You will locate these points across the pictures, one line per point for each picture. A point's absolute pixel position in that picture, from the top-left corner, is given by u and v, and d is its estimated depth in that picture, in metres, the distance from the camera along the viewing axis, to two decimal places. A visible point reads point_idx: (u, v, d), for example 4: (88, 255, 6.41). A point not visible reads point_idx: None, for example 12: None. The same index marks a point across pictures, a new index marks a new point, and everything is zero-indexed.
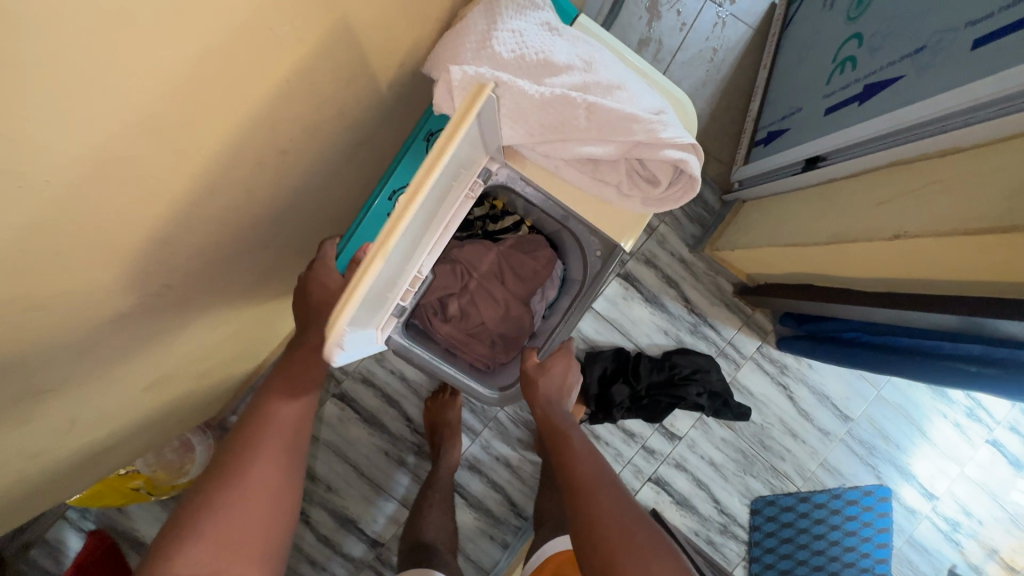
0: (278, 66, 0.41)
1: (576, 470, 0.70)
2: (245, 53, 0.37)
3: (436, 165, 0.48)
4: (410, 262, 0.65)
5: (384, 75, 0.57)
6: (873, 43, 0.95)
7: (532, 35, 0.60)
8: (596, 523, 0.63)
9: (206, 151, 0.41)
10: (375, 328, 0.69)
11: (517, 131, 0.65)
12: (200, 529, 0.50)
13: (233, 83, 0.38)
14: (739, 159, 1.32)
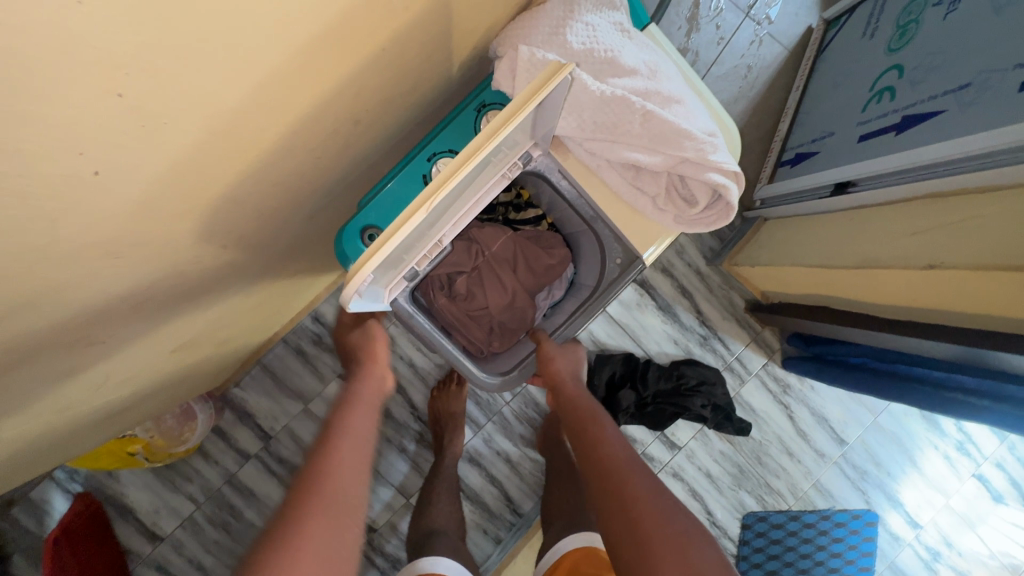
0: (379, 32, 0.40)
1: (608, 452, 0.64)
2: (359, 15, 0.36)
3: (498, 134, 0.49)
4: (434, 229, 0.61)
5: (458, 54, 0.56)
6: (914, 76, 0.97)
7: (605, 34, 0.59)
8: (631, 504, 0.56)
9: (298, 112, 0.40)
10: (384, 287, 0.63)
11: (568, 124, 0.63)
12: (312, 510, 0.49)
13: (342, 45, 0.38)
14: (764, 177, 1.33)
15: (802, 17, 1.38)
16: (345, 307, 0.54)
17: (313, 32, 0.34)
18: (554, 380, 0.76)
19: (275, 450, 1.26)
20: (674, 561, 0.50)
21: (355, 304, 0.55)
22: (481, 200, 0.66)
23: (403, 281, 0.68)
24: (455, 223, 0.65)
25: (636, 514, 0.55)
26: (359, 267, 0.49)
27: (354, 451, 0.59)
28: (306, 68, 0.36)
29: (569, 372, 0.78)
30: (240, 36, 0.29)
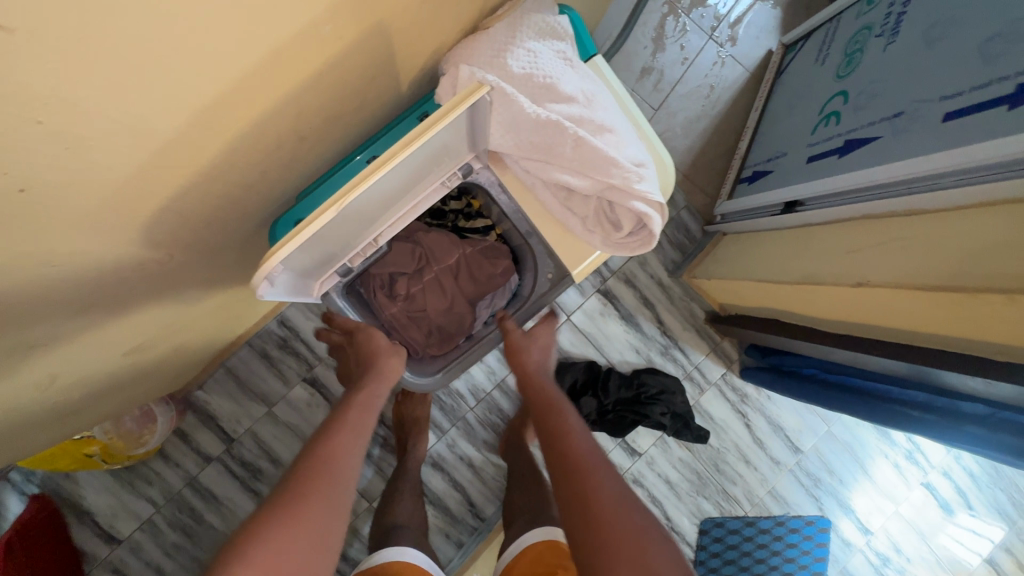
0: (314, 60, 0.43)
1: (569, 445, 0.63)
2: (288, 46, 0.39)
3: (415, 141, 0.51)
4: (361, 225, 0.62)
5: (404, 75, 0.59)
6: (857, 102, 1.03)
7: (546, 60, 0.63)
8: (587, 502, 0.56)
9: (234, 128, 0.43)
10: (312, 275, 0.63)
11: (506, 141, 0.66)
12: (303, 490, 0.52)
13: (272, 71, 0.40)
14: (724, 193, 1.38)
15: (763, 40, 1.44)
16: (260, 297, 0.53)
17: (236, 56, 0.36)
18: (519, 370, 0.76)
19: (237, 452, 1.26)
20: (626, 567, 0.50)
21: (269, 295, 0.54)
22: (416, 206, 0.68)
23: (335, 275, 0.67)
24: (389, 223, 0.67)
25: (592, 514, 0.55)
26: (269, 256, 0.49)
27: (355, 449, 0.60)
28: (232, 88, 0.38)
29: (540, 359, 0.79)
30: (155, 61, 0.31)
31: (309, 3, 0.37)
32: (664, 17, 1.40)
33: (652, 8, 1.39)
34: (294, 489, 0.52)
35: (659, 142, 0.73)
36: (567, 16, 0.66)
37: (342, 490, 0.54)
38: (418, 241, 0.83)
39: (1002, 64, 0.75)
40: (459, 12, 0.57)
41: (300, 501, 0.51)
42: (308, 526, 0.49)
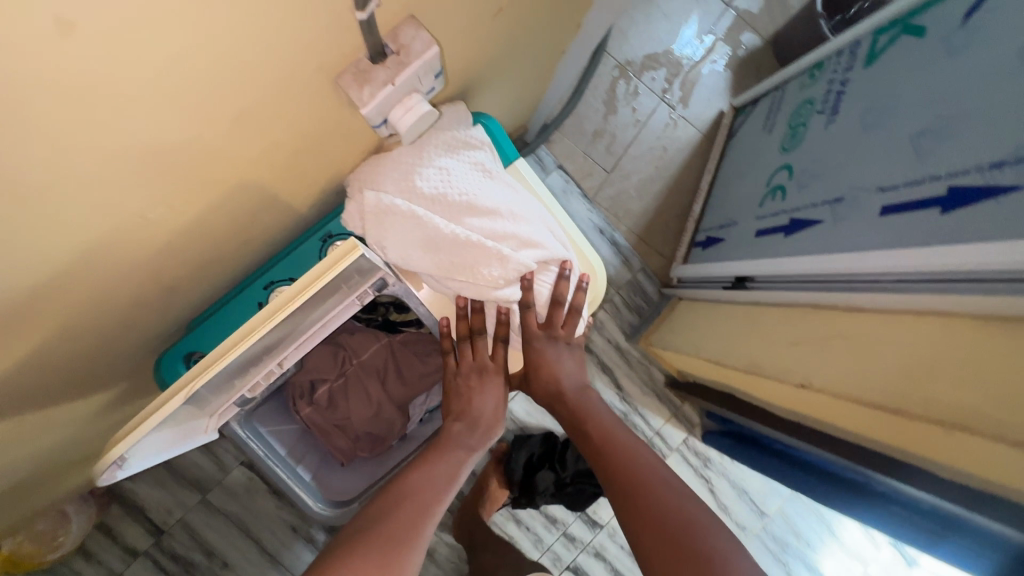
0: (152, 218, 0.39)
1: (645, 496, 0.57)
2: (103, 221, 0.35)
3: (276, 315, 0.46)
4: (253, 362, 0.56)
5: (297, 199, 0.55)
6: (801, 179, 1.02)
7: (460, 177, 0.59)
8: (655, 532, 0.53)
9: (63, 293, 0.38)
10: (202, 417, 0.57)
11: (425, 263, 0.59)
12: (376, 536, 0.51)
13: (90, 243, 0.36)
14: (680, 256, 1.36)
15: (714, 102, 1.45)
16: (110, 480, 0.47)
17: (30, 243, 0.32)
18: (558, 388, 0.70)
19: (167, 546, 1.17)
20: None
21: (125, 477, 0.49)
22: (326, 324, 0.63)
23: (234, 406, 0.62)
24: (294, 346, 0.61)
25: (658, 545, 0.52)
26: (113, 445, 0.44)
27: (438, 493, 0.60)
28: (38, 266, 0.34)
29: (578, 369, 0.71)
30: None
31: (119, 181, 0.33)
32: (616, 80, 1.40)
33: (602, 70, 1.39)
34: (372, 531, 0.52)
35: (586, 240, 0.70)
36: (481, 125, 0.63)
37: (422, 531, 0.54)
38: (342, 344, 0.79)
39: (934, 162, 0.74)
40: (358, 139, 0.54)
41: (379, 539, 0.51)
42: (393, 571, 0.49)
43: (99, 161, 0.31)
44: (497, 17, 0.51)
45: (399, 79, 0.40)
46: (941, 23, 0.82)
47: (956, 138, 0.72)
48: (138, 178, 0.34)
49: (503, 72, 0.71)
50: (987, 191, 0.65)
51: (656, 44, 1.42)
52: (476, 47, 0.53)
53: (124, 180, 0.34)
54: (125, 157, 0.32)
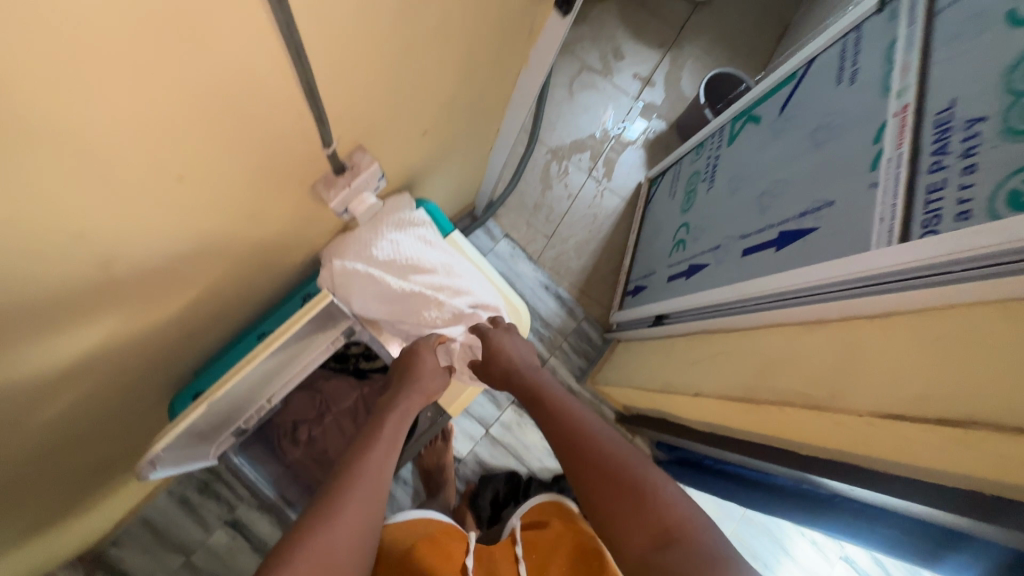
0: (185, 285, 0.57)
1: (588, 450, 0.62)
2: (157, 288, 0.53)
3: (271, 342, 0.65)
4: (248, 394, 0.73)
5: (281, 267, 0.74)
6: (694, 233, 1.26)
7: (406, 246, 0.78)
8: (598, 473, 0.59)
9: (124, 340, 0.56)
10: (206, 441, 0.72)
11: (380, 310, 0.79)
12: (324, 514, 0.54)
13: (146, 304, 0.54)
14: (616, 304, 1.57)
15: (633, 175, 1.74)
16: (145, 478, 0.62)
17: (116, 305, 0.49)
18: (511, 369, 0.76)
19: None
20: (651, 533, 0.52)
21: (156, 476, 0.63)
22: (308, 364, 0.80)
23: (230, 437, 0.77)
24: (281, 383, 0.78)
25: (603, 484, 0.58)
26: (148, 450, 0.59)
27: (384, 463, 0.64)
28: (114, 321, 0.51)
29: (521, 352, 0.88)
30: (49, 328, 0.44)
31: (173, 263, 0.52)
32: (549, 162, 1.68)
33: (537, 155, 1.68)
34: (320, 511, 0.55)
35: (509, 288, 0.91)
36: (424, 208, 0.85)
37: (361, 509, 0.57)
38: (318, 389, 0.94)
39: (771, 214, 0.98)
40: (327, 222, 0.74)
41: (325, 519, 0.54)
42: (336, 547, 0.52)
43: (165, 250, 0.49)
44: (424, 135, 0.74)
45: (353, 182, 0.62)
46: (768, 115, 1.11)
47: (782, 196, 0.97)
48: (183, 259, 0.53)
49: (440, 167, 0.94)
50: (799, 232, 0.88)
51: (581, 132, 1.72)
52: (411, 155, 0.76)
53: (176, 261, 0.52)
54: (180, 247, 0.51)
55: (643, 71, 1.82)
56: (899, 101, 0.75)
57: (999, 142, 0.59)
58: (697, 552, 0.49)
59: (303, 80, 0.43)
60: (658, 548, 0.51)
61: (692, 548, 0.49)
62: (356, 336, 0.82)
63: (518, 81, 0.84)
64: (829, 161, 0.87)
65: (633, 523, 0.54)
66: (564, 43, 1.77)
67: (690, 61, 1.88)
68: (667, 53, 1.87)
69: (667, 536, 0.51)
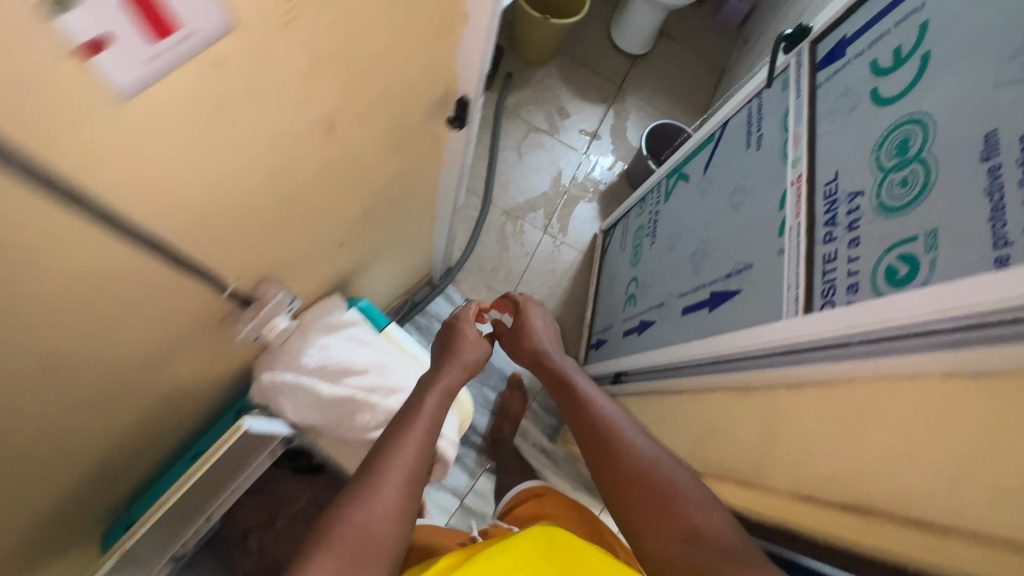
0: (93, 435, 0.58)
1: (627, 450, 0.76)
2: (57, 447, 0.53)
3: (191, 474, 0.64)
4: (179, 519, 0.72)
5: (208, 387, 0.75)
6: (642, 288, 1.28)
7: (336, 349, 0.80)
8: (635, 469, 0.73)
9: (30, 498, 0.55)
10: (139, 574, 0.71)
11: (314, 414, 0.79)
12: (378, 481, 0.63)
13: (47, 464, 0.54)
14: (581, 358, 1.58)
15: (588, 227, 1.78)
16: None
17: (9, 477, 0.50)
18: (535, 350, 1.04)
19: None
20: (682, 530, 0.65)
21: None
22: (246, 476, 0.79)
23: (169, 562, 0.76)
24: (218, 500, 0.77)
25: (634, 485, 0.72)
26: None
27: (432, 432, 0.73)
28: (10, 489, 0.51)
29: (545, 336, 1.09)
30: None
31: (71, 424, 0.52)
32: (504, 224, 1.72)
33: (492, 218, 1.72)
34: (369, 477, 0.64)
35: None
36: (356, 307, 0.86)
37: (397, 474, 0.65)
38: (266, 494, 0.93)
39: (703, 273, 1.00)
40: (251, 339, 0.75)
41: (374, 482, 0.63)
42: (383, 505, 0.61)
43: (57, 417, 0.50)
44: (342, 245, 0.76)
45: (261, 314, 0.62)
46: (695, 174, 1.15)
47: (710, 256, 0.99)
48: (82, 417, 0.53)
49: (375, 261, 0.96)
50: (726, 294, 0.90)
51: (533, 191, 1.77)
52: (332, 263, 0.78)
53: (75, 421, 0.53)
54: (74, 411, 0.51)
55: (588, 127, 1.89)
56: (794, 170, 0.79)
57: (876, 216, 0.62)
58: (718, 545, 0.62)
59: (175, 257, 0.45)
60: (683, 540, 0.64)
61: (714, 543, 0.62)
62: (293, 440, 0.82)
63: (437, 179, 0.87)
64: (746, 224, 0.90)
65: (663, 522, 0.67)
66: (509, 109, 1.85)
67: (634, 112, 1.96)
68: (611, 106, 1.94)
69: (694, 534, 0.64)
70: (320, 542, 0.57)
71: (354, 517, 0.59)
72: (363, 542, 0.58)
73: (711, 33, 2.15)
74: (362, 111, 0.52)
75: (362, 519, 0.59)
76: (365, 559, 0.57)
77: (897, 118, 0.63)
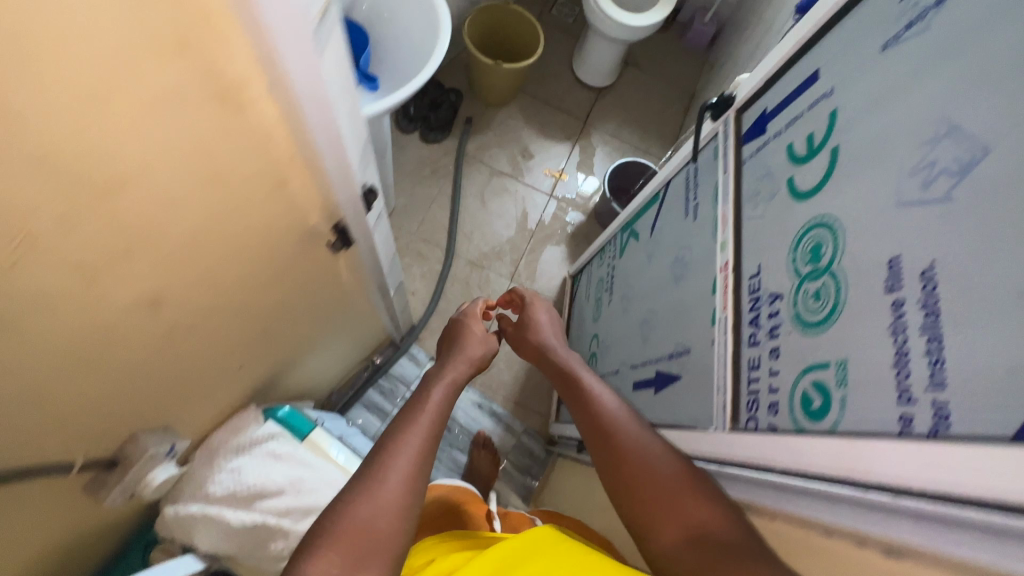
0: None
1: (623, 442, 0.66)
2: None
3: None
4: None
5: (107, 527, 0.70)
6: (602, 348, 1.22)
7: (248, 471, 0.75)
8: (633, 462, 0.63)
9: None
10: None
11: (226, 543, 0.75)
12: (375, 489, 0.61)
13: None
14: (553, 413, 1.52)
15: (557, 272, 1.72)
16: None
17: None
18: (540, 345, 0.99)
19: None
20: (687, 530, 0.55)
21: None
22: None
23: None
24: None
25: (631, 476, 0.62)
26: None
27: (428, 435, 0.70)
28: None
29: (549, 331, 1.04)
30: None
31: None
32: (469, 275, 1.67)
33: (457, 269, 1.67)
34: (365, 479, 0.62)
35: None
36: (276, 418, 0.81)
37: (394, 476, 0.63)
38: None
39: (650, 348, 0.95)
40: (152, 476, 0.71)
41: (373, 481, 0.62)
42: (379, 503, 0.60)
43: None
44: (241, 367, 0.72)
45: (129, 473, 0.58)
46: (644, 234, 1.09)
47: (657, 328, 0.94)
48: None
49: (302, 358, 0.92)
50: (668, 377, 0.84)
51: (498, 238, 1.73)
52: (236, 383, 0.74)
53: None
54: None
55: (553, 166, 1.85)
56: (721, 256, 0.73)
57: (793, 329, 0.56)
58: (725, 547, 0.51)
59: None
60: (683, 540, 0.54)
61: (720, 546, 0.51)
62: (211, 568, 0.76)
63: (352, 278, 0.83)
64: (685, 302, 0.84)
65: (668, 520, 0.56)
66: (470, 154, 1.80)
67: (600, 148, 1.91)
68: (576, 143, 1.89)
69: (698, 538, 0.53)
70: (325, 535, 0.56)
71: (356, 510, 0.59)
72: (366, 535, 0.57)
73: (678, 57, 2.10)
74: (194, 276, 0.49)
75: (370, 515, 0.58)
76: (369, 551, 0.56)
77: (807, 219, 0.57)
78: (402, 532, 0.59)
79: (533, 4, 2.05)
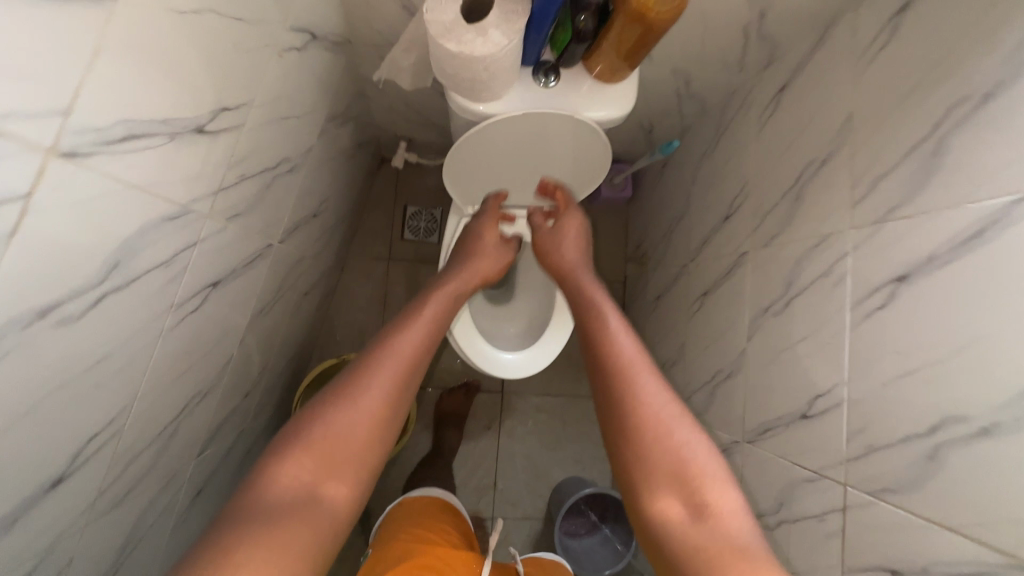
0: None
1: (645, 406, 0.61)
2: None
3: None
4: None
5: None
6: None
7: None
8: (640, 412, 0.61)
9: None
10: None
11: None
12: (350, 398, 0.57)
13: None
14: None
15: None
16: None
17: None
18: (559, 266, 0.90)
19: None
20: (693, 500, 0.55)
21: None
22: None
23: None
24: None
25: (640, 445, 0.59)
26: None
27: (425, 338, 0.65)
28: None
29: (576, 252, 0.91)
30: None
31: None
32: None
33: None
34: (353, 381, 0.58)
35: None
36: None
37: (372, 395, 0.57)
38: None
39: None
40: None
41: (355, 388, 0.58)
42: (354, 407, 0.56)
43: None
44: None
45: None
46: None
47: None
48: None
49: None
50: None
51: None
52: None
53: None
54: None
55: (483, 475, 1.45)
56: None
57: None
58: (726, 537, 0.51)
59: None
60: (687, 513, 0.54)
61: (717, 523, 0.52)
62: None
63: None
64: None
65: (669, 469, 0.57)
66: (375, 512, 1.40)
67: (531, 420, 1.49)
68: (499, 429, 1.48)
69: (693, 478, 0.56)
70: (296, 436, 0.54)
71: (326, 421, 0.55)
72: (332, 448, 0.54)
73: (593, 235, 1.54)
74: None
75: (344, 422, 0.55)
76: (340, 461, 0.54)
77: None
78: (366, 465, 0.55)
79: (376, 243, 1.44)
